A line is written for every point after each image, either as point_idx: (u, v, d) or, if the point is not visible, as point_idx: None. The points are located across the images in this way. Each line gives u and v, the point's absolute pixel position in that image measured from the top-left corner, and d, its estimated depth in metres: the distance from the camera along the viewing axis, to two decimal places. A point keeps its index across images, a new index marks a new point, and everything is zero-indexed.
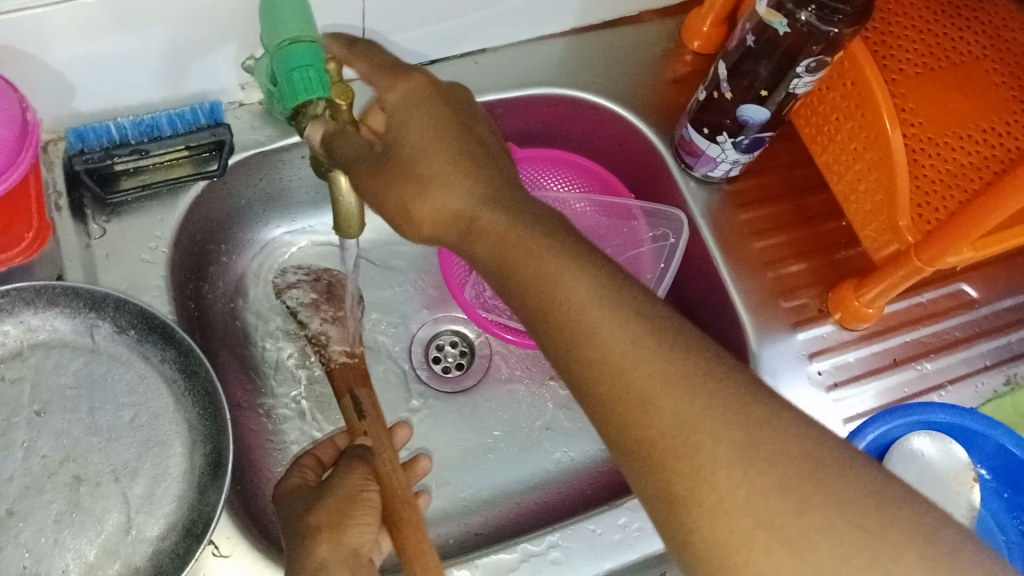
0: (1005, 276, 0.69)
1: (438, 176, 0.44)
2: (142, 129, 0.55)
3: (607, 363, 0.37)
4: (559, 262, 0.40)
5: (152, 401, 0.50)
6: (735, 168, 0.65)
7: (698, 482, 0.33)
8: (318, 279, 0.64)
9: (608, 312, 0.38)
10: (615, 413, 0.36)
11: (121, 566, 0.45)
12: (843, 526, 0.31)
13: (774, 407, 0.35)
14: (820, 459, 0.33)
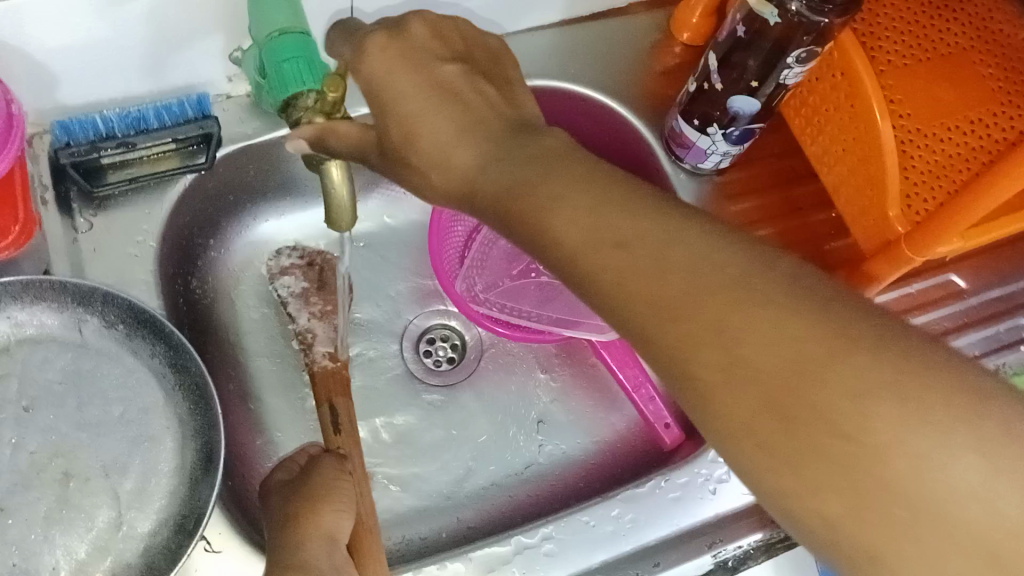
0: (994, 265, 0.68)
1: (433, 140, 0.43)
2: (128, 122, 0.55)
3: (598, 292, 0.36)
4: (540, 195, 0.38)
5: (142, 397, 0.50)
6: (725, 160, 0.65)
7: (701, 404, 0.33)
8: (311, 263, 0.66)
9: (599, 246, 0.36)
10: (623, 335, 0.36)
11: (112, 562, 0.47)
12: (830, 437, 0.30)
13: (755, 312, 0.32)
14: (801, 360, 0.31)
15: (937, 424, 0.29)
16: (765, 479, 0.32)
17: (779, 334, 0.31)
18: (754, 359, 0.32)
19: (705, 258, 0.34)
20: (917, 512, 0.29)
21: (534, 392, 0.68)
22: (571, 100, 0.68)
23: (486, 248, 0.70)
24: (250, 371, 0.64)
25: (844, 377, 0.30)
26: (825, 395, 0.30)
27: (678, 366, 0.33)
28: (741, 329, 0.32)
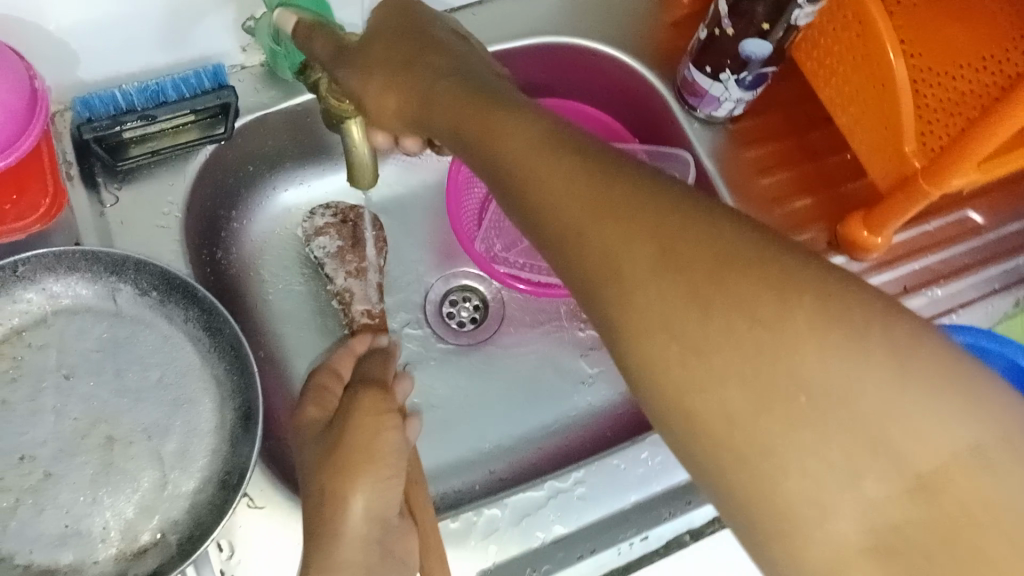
0: (1012, 200, 0.68)
1: (400, 60, 0.45)
2: (147, 96, 0.56)
3: (535, 192, 0.36)
4: (499, 116, 0.40)
5: (179, 359, 0.52)
6: (739, 107, 0.65)
7: (623, 304, 0.32)
8: (344, 220, 0.66)
9: (546, 152, 0.37)
10: (554, 239, 0.35)
11: (160, 521, 0.48)
12: (740, 327, 0.29)
13: (698, 217, 0.32)
14: (732, 259, 0.30)
15: (855, 318, 0.28)
16: (672, 379, 0.30)
17: (713, 236, 0.31)
18: (685, 257, 0.31)
19: (655, 180, 0.34)
20: (826, 396, 0.28)
21: (557, 347, 0.69)
22: (582, 56, 0.68)
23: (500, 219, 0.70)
24: (279, 338, 0.65)
25: (766, 273, 0.30)
26: (749, 289, 0.30)
27: (605, 263, 0.33)
28: (677, 231, 0.32)
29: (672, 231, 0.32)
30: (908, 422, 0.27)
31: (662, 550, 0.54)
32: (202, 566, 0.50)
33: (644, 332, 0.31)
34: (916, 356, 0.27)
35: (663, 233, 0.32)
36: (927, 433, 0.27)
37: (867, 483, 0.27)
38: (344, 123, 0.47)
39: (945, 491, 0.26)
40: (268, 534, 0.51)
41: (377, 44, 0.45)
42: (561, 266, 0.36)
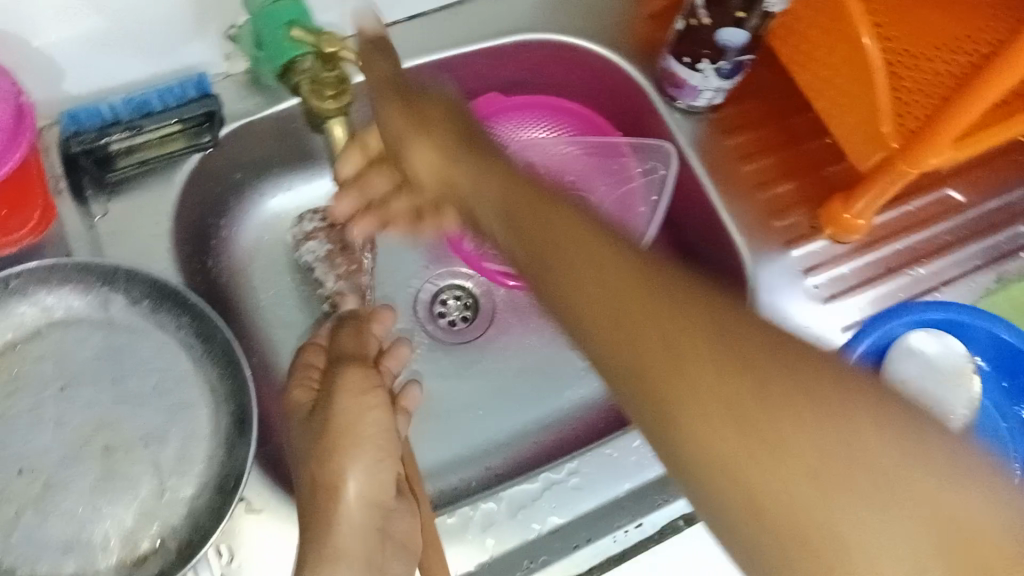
0: (990, 179, 0.69)
1: (451, 118, 0.47)
2: (133, 106, 0.56)
3: (579, 267, 0.37)
4: (532, 193, 0.41)
5: (174, 366, 0.52)
6: (718, 96, 0.65)
7: (672, 381, 0.33)
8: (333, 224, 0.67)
9: (591, 231, 0.38)
10: (596, 313, 0.36)
11: (161, 526, 0.48)
12: (800, 405, 0.31)
13: (745, 313, 0.34)
14: (784, 349, 0.32)
15: (898, 407, 0.31)
16: (724, 457, 0.31)
17: (763, 331, 0.33)
18: (746, 342, 0.32)
19: (694, 274, 0.36)
20: (879, 469, 0.29)
21: (548, 340, 0.70)
22: (561, 52, 0.69)
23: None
24: (273, 343, 0.66)
25: (821, 365, 0.32)
26: (806, 374, 0.31)
27: (658, 342, 0.33)
28: (731, 320, 0.33)
29: (729, 325, 0.33)
30: (896, 473, 0.29)
31: (658, 534, 0.55)
32: (202, 570, 0.50)
33: (700, 412, 0.32)
34: (951, 446, 0.30)
35: (721, 319, 0.33)
36: (913, 485, 0.29)
37: (911, 549, 0.29)
38: (324, 124, 0.49)
39: (981, 561, 0.29)
40: (267, 536, 0.52)
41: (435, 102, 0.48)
42: (594, 346, 0.36)
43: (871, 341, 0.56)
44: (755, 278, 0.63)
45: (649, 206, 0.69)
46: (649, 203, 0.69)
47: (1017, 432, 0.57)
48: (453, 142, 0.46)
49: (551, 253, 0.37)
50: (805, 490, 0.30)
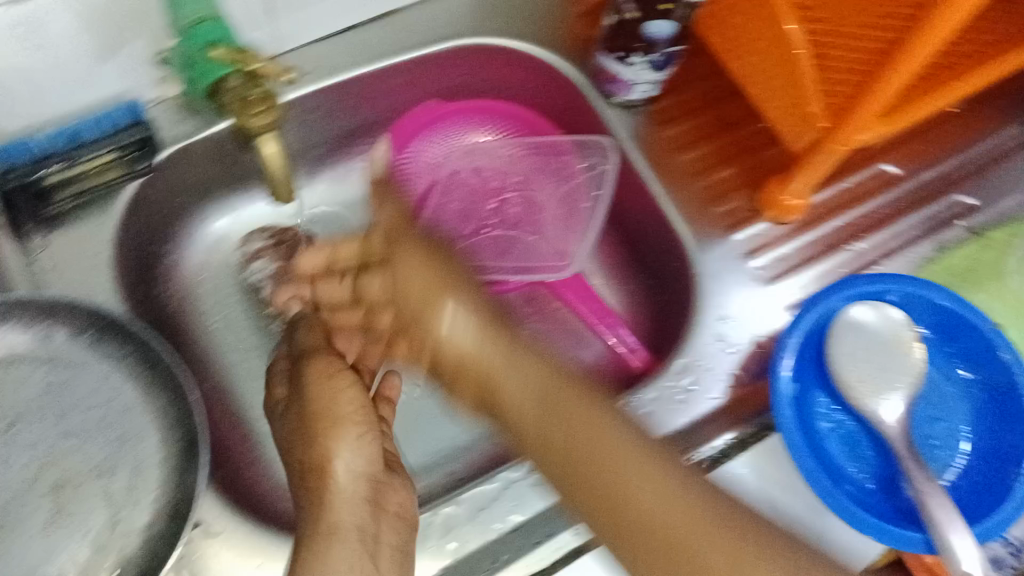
0: (922, 150, 0.70)
1: (471, 302, 0.59)
2: (64, 138, 0.56)
3: (613, 499, 0.50)
4: (543, 372, 0.55)
5: (120, 396, 0.52)
6: (651, 89, 0.66)
7: (645, 522, 0.49)
8: (280, 242, 0.68)
9: (592, 415, 0.52)
10: (605, 513, 0.50)
11: (116, 558, 0.48)
12: (720, 538, 0.48)
13: (700, 493, 0.50)
14: (741, 532, 0.48)
15: (786, 557, 0.47)
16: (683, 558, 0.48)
17: (697, 495, 0.49)
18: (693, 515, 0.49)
19: (661, 452, 0.51)
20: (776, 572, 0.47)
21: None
22: (497, 55, 0.69)
23: (445, 205, 0.71)
24: (226, 365, 0.66)
25: (753, 537, 0.48)
26: (726, 542, 0.48)
27: (640, 524, 0.49)
28: (678, 489, 0.50)
29: (699, 514, 0.49)
30: (713, 537, 0.48)
31: None
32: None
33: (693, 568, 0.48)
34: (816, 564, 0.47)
35: (691, 514, 0.49)
36: (710, 538, 0.48)
37: None
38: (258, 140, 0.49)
39: None
40: (228, 557, 0.52)
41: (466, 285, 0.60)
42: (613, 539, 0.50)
43: (814, 316, 0.57)
44: (699, 265, 0.64)
45: (591, 201, 0.68)
46: (591, 198, 0.68)
47: (960, 392, 0.59)
48: (477, 317, 0.58)
49: (589, 474, 0.51)
50: (637, 532, 0.49)
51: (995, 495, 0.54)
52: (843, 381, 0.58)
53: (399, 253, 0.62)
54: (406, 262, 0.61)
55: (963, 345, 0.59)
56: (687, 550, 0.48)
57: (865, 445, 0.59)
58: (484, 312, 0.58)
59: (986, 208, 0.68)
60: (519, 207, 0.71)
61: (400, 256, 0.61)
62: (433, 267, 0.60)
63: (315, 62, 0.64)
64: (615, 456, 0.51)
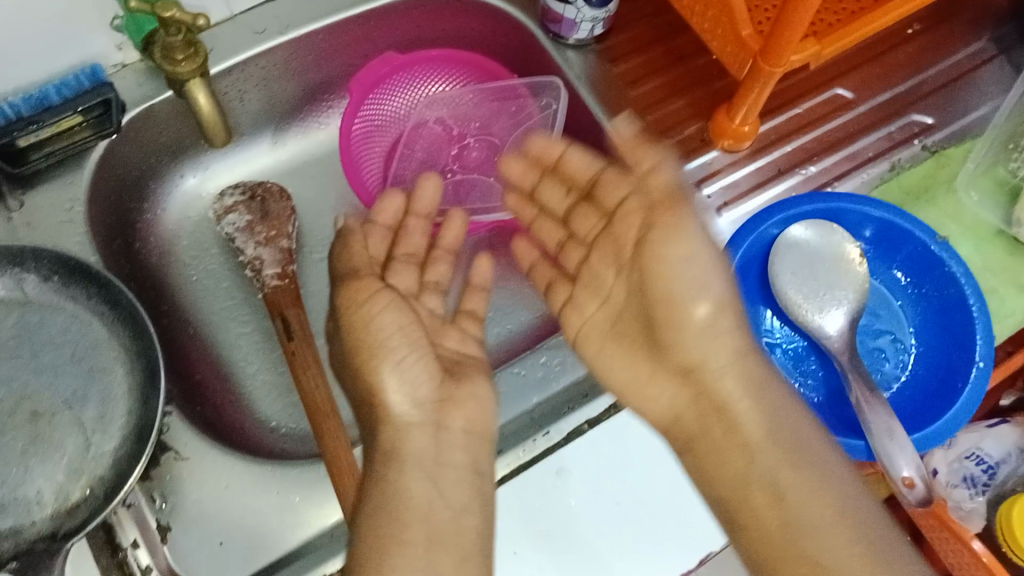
0: (878, 73, 0.70)
1: (718, 306, 0.51)
2: (32, 103, 0.61)
3: (790, 450, 0.51)
4: (755, 386, 0.52)
5: (88, 334, 0.56)
6: (597, 26, 0.68)
7: (793, 480, 0.50)
8: (253, 197, 0.71)
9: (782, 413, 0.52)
10: (762, 464, 0.51)
11: (88, 479, 0.52)
12: (831, 486, 0.49)
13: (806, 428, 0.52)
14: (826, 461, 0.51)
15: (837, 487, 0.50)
16: (792, 492, 0.49)
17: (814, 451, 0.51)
18: (796, 457, 0.50)
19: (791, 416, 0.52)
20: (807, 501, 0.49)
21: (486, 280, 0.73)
22: (449, 5, 0.71)
23: (410, 154, 0.73)
24: (202, 315, 0.70)
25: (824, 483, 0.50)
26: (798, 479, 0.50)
27: (774, 466, 0.50)
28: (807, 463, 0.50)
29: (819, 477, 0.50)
30: (822, 524, 0.48)
31: (565, 440, 0.58)
32: (129, 526, 0.53)
33: (753, 495, 0.51)
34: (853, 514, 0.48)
35: (798, 481, 0.50)
36: (827, 532, 0.48)
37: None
38: (185, 87, 0.52)
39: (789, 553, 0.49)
40: (200, 477, 0.56)
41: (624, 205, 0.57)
42: (736, 480, 0.52)
43: (749, 241, 0.58)
44: None
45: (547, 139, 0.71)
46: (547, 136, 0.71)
47: (909, 307, 0.60)
48: (731, 335, 0.52)
49: (730, 420, 0.53)
50: (771, 518, 0.50)
51: (939, 402, 0.55)
52: (790, 299, 0.58)
53: (410, 437, 0.52)
54: (472, 416, 0.55)
55: (906, 255, 0.59)
56: (793, 465, 0.50)
57: (811, 359, 0.59)
58: (733, 325, 0.52)
59: (942, 125, 0.68)
60: (480, 151, 0.74)
61: (420, 446, 0.52)
62: (696, 257, 0.51)
63: (270, 19, 0.67)
64: (754, 433, 0.52)
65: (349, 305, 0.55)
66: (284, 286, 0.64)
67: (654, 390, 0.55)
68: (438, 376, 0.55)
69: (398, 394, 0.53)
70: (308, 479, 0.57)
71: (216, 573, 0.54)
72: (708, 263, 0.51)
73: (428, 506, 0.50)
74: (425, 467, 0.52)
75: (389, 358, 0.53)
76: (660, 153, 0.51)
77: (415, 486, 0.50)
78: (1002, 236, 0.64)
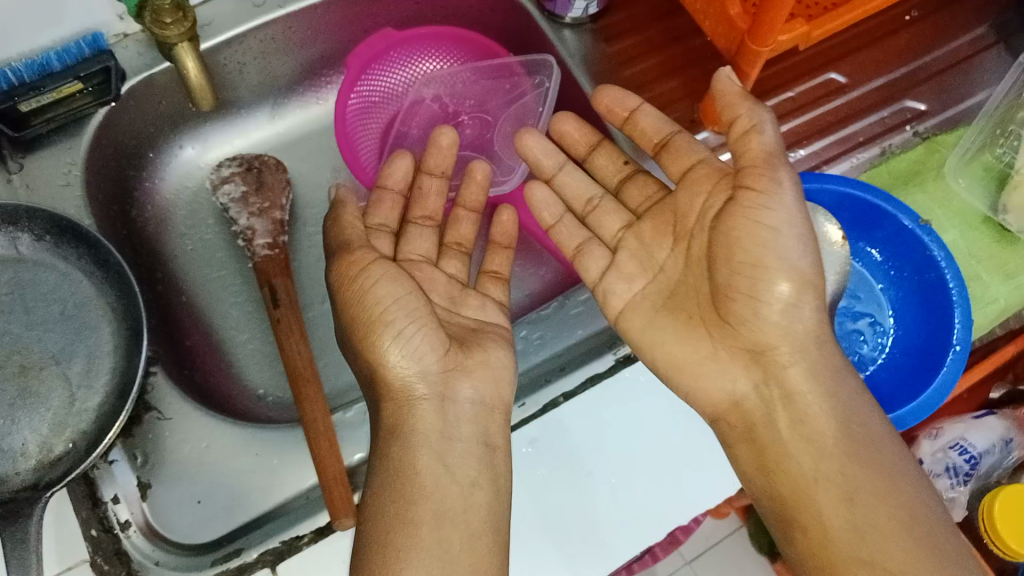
0: (873, 57, 0.68)
1: (802, 288, 0.50)
2: (35, 69, 0.61)
3: (861, 452, 0.50)
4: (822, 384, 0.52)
5: (78, 293, 0.57)
6: (592, 5, 0.68)
7: (863, 485, 0.49)
8: (248, 168, 0.72)
9: (853, 412, 0.52)
10: (831, 464, 0.50)
11: (72, 432, 0.54)
12: (901, 495, 0.49)
13: (874, 428, 0.51)
14: (895, 469, 0.50)
15: (907, 499, 0.49)
16: (861, 493, 0.49)
17: (885, 458, 0.50)
18: (868, 456, 0.50)
19: (861, 418, 0.52)
20: (874, 504, 0.49)
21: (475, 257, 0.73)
22: None
23: (405, 131, 0.74)
24: (196, 283, 0.72)
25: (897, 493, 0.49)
26: (869, 482, 0.49)
27: (842, 465, 0.50)
28: (878, 466, 0.50)
29: (891, 486, 0.49)
30: (887, 529, 0.48)
31: (541, 411, 0.58)
32: (111, 483, 0.54)
33: (813, 493, 0.50)
34: (920, 528, 0.48)
35: (867, 486, 0.49)
36: (892, 539, 0.47)
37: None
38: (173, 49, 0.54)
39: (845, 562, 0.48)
40: (181, 437, 0.57)
41: (696, 169, 0.56)
42: (798, 477, 0.51)
43: None
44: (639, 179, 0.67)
45: (539, 117, 0.71)
46: (539, 114, 0.71)
47: (889, 290, 0.61)
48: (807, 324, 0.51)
49: (798, 410, 0.52)
50: (838, 519, 0.49)
51: (913, 386, 0.56)
52: None
53: (411, 414, 0.53)
54: (486, 381, 0.55)
55: (886, 236, 0.59)
56: (863, 468, 0.50)
57: None
58: (811, 311, 0.51)
59: (934, 112, 0.68)
60: (473, 128, 0.74)
61: (426, 422, 0.53)
62: (791, 233, 0.49)
63: None
64: (823, 425, 0.51)
65: (343, 280, 0.55)
66: (272, 256, 0.66)
67: (720, 374, 0.54)
68: (443, 346, 0.54)
69: (400, 363, 0.53)
70: (285, 441, 0.58)
71: (196, 530, 0.55)
72: (801, 243, 0.49)
73: (436, 486, 0.51)
74: (433, 443, 0.53)
75: (396, 333, 0.52)
76: (758, 114, 0.50)
77: (421, 464, 0.52)
78: (989, 222, 0.64)
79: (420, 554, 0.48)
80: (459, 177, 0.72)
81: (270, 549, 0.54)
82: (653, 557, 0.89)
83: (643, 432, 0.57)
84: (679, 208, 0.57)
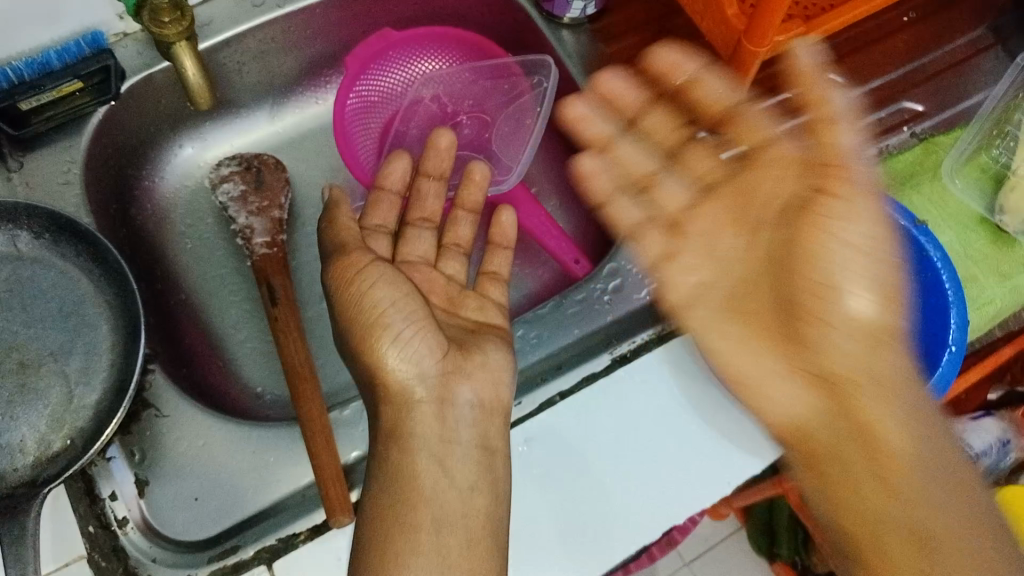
0: (874, 58, 0.68)
1: (874, 329, 0.49)
2: (35, 68, 0.61)
3: (938, 490, 0.50)
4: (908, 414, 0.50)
5: (76, 290, 0.58)
6: (589, 5, 0.68)
7: (934, 528, 0.49)
8: (248, 168, 0.72)
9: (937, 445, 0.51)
10: (902, 505, 0.50)
11: (69, 429, 0.54)
12: (974, 541, 0.49)
13: (954, 460, 0.51)
14: (969, 506, 0.50)
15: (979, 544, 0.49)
16: (934, 535, 0.49)
17: (961, 499, 0.50)
18: (943, 496, 0.50)
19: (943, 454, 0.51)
20: (942, 547, 0.49)
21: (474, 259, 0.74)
22: None
23: (404, 132, 0.74)
24: (196, 282, 0.72)
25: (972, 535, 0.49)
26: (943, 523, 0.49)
27: (917, 504, 0.50)
28: (949, 511, 0.49)
29: (964, 526, 0.49)
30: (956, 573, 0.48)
31: (539, 409, 0.59)
32: (108, 479, 0.55)
33: (878, 533, 0.51)
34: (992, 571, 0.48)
35: (940, 531, 0.49)
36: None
37: None
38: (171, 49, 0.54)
39: None
40: (179, 435, 0.57)
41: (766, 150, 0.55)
42: (865, 516, 0.51)
43: None
44: None
45: (537, 116, 0.71)
46: (537, 114, 0.71)
47: None
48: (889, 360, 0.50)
49: (876, 449, 0.51)
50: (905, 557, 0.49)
51: None
52: None
53: (410, 416, 0.52)
54: (484, 389, 0.54)
55: None
56: (938, 508, 0.49)
57: None
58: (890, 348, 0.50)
59: (934, 112, 0.68)
60: (472, 129, 0.74)
61: (425, 426, 0.52)
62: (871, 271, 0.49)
63: None
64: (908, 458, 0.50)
65: (339, 284, 0.56)
66: (270, 253, 0.66)
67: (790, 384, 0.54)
68: (441, 349, 0.54)
69: (398, 366, 0.52)
70: (282, 439, 0.59)
71: (193, 527, 0.55)
72: (879, 280, 0.49)
73: (435, 490, 0.50)
74: (433, 448, 0.51)
75: (393, 337, 0.53)
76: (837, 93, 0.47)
77: (421, 468, 0.50)
78: (986, 222, 0.65)
79: (419, 559, 0.46)
80: (456, 179, 0.72)
81: (266, 547, 0.54)
82: (650, 557, 0.89)
83: (639, 432, 0.57)
84: (752, 190, 0.56)
